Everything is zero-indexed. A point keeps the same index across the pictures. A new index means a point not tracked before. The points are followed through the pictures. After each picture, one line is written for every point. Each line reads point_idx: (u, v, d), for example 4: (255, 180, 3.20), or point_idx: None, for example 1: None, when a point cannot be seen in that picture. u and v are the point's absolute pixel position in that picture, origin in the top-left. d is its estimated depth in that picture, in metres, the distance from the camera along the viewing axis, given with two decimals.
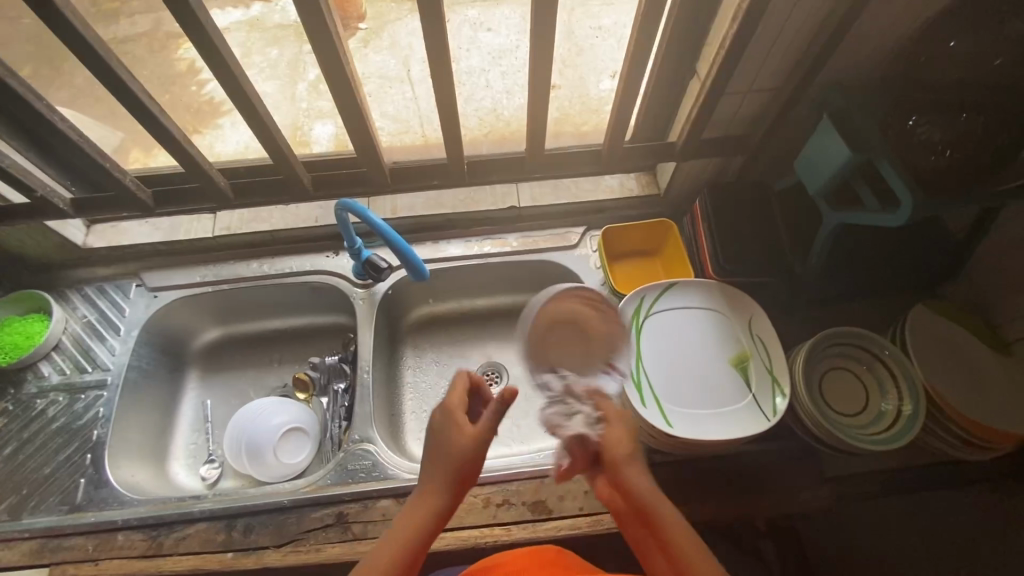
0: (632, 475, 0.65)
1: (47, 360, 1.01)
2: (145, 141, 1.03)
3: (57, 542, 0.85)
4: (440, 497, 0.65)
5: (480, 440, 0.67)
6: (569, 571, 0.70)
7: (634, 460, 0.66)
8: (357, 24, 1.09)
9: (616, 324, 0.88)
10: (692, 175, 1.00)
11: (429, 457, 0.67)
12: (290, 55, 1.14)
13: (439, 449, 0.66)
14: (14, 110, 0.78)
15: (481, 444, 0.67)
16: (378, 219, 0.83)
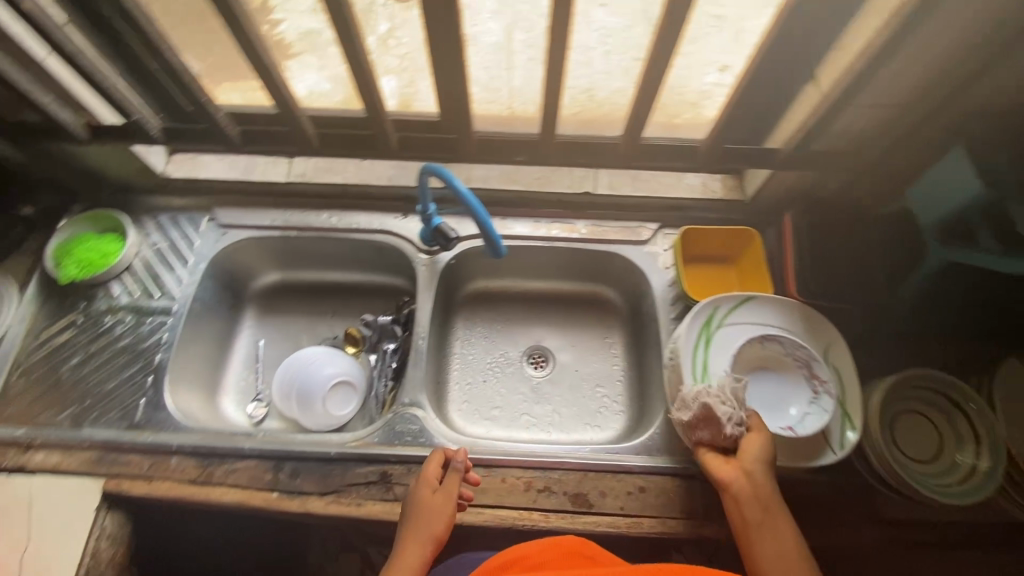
0: (761, 480, 0.69)
1: (119, 280, 1.04)
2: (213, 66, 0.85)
3: (114, 456, 0.89)
4: (411, 556, 0.72)
5: (446, 501, 0.77)
6: (593, 562, 0.68)
7: (763, 461, 0.71)
8: None
9: (686, 330, 0.85)
10: (784, 186, 0.95)
11: (402, 537, 0.75)
12: None
13: (413, 510, 0.77)
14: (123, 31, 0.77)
15: (448, 511, 0.76)
16: (464, 187, 0.81)
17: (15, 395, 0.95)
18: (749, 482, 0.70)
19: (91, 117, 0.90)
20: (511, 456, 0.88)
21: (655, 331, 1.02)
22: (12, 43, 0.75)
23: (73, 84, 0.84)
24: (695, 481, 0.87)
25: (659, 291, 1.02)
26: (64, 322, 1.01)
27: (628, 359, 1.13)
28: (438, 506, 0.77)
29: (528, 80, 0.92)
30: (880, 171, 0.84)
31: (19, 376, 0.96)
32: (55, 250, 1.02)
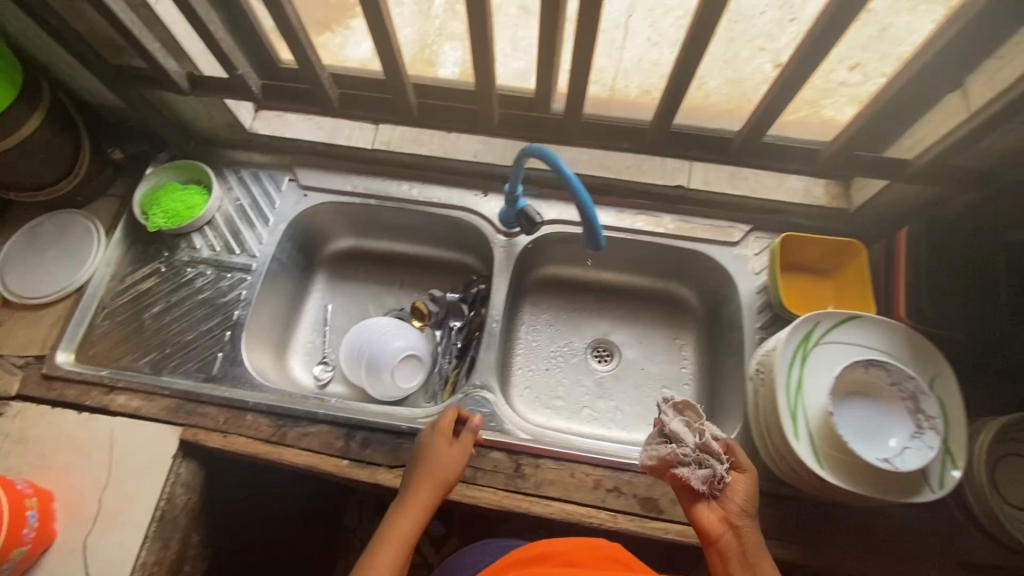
0: (747, 533, 0.68)
1: (201, 233, 1.04)
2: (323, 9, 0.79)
3: (192, 407, 0.90)
4: (415, 513, 0.73)
5: (457, 460, 0.78)
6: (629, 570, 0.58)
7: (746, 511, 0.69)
8: None
9: (781, 345, 0.81)
10: (899, 200, 0.89)
11: (413, 479, 0.77)
12: None
13: (425, 466, 0.77)
14: None
15: (459, 466, 0.78)
16: (571, 171, 0.78)
17: (99, 335, 0.97)
18: (737, 534, 0.68)
19: (193, 67, 0.89)
20: (581, 452, 0.86)
21: (738, 338, 0.98)
22: None
23: (180, 32, 0.83)
24: (772, 500, 0.83)
25: (747, 297, 0.98)
26: (148, 270, 1.02)
27: (699, 363, 1.08)
28: (453, 454, 0.79)
29: (640, 63, 0.86)
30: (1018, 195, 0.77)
31: (103, 318, 0.98)
32: (143, 198, 1.03)
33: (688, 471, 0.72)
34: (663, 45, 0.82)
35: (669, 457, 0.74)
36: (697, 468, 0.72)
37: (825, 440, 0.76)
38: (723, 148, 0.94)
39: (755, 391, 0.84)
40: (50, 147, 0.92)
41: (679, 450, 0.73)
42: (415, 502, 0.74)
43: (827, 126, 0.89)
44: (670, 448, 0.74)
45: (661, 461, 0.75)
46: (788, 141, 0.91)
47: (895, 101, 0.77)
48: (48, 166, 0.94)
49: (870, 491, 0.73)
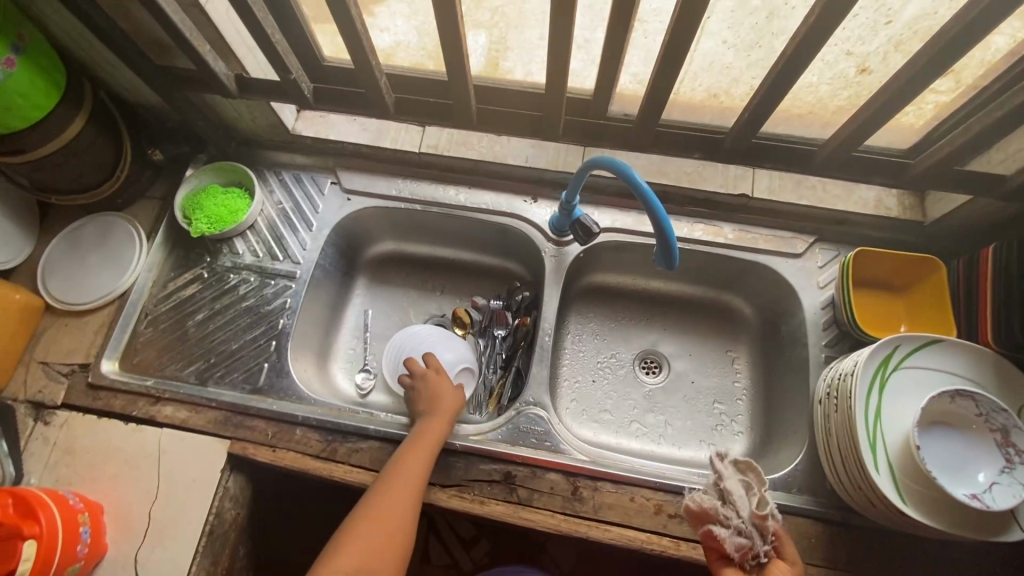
0: None
1: (243, 238, 1.02)
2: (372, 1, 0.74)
3: (240, 419, 0.88)
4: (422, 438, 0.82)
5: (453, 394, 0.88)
6: None
7: None
8: None
9: (858, 370, 0.77)
10: (985, 215, 0.84)
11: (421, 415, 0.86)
12: None
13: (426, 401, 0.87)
14: None
15: (456, 396, 0.88)
16: (645, 184, 0.74)
17: (143, 343, 0.95)
18: None
19: (241, 69, 0.85)
20: (641, 475, 0.83)
21: (800, 356, 0.94)
22: None
23: (229, 31, 0.79)
24: (840, 529, 0.80)
25: (811, 314, 0.93)
26: (190, 276, 1.00)
27: (753, 378, 1.04)
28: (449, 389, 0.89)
29: (711, 66, 0.81)
30: None
31: (147, 325, 0.96)
32: (184, 201, 1.00)
33: (725, 534, 0.63)
34: (740, 49, 0.77)
35: (709, 511, 0.65)
36: (738, 533, 0.63)
37: (908, 473, 0.72)
38: (804, 159, 0.89)
39: (828, 417, 0.80)
40: (94, 149, 0.89)
41: (724, 509, 0.65)
42: (428, 425, 0.83)
43: (909, 135, 0.84)
44: (713, 502, 0.65)
45: (699, 512, 0.66)
46: (872, 150, 0.85)
47: (999, 112, 0.71)
48: (92, 169, 0.91)
49: (955, 529, 0.69)
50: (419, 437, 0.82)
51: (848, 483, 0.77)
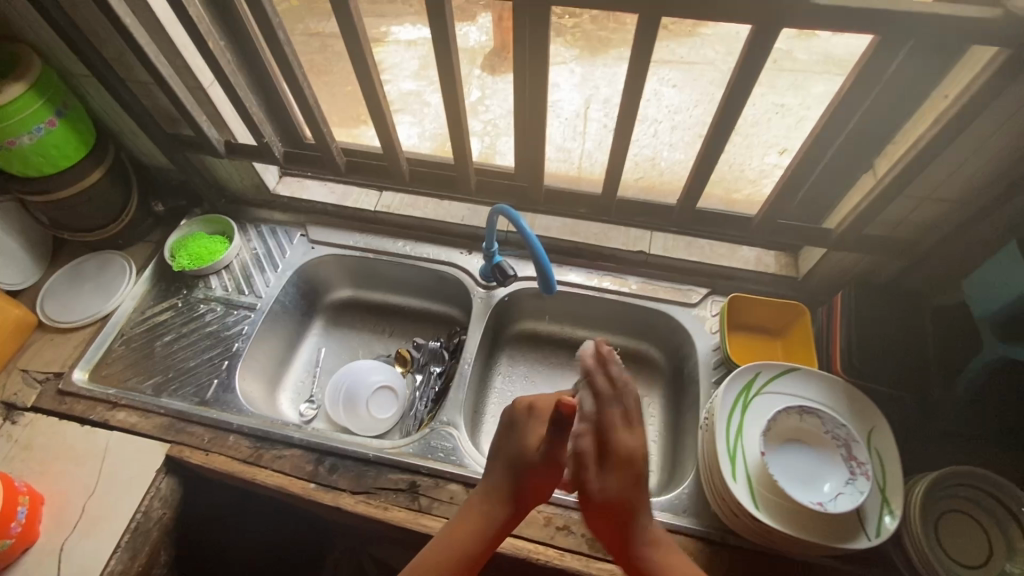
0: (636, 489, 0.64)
1: (217, 275, 1.19)
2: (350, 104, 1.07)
3: (181, 426, 0.98)
4: (497, 499, 0.68)
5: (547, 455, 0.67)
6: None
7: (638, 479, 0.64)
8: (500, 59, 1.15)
9: (723, 393, 0.86)
10: (838, 268, 0.98)
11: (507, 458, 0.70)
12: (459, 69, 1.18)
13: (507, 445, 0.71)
14: (263, 66, 0.93)
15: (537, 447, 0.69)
16: (530, 230, 0.89)
17: (113, 359, 1.08)
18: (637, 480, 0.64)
19: (230, 136, 1.08)
20: None
21: (695, 392, 1.03)
22: (188, 70, 0.94)
23: (224, 109, 1.03)
24: (719, 547, 0.84)
25: (703, 354, 1.04)
26: (166, 304, 1.16)
27: (664, 420, 1.10)
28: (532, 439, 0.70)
29: (600, 145, 1.05)
30: (936, 262, 0.85)
31: (120, 344, 1.10)
32: (173, 243, 1.19)
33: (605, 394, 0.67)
34: None
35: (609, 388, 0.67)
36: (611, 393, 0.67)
37: (762, 483, 0.79)
38: (665, 215, 1.00)
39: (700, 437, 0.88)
40: (106, 196, 1.11)
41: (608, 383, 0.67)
42: (499, 479, 0.70)
43: None
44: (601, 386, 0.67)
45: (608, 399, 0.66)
46: (721, 211, 0.97)
47: (817, 179, 0.88)
48: (103, 211, 1.12)
49: (803, 535, 0.75)
50: (483, 493, 0.70)
51: (716, 498, 0.82)
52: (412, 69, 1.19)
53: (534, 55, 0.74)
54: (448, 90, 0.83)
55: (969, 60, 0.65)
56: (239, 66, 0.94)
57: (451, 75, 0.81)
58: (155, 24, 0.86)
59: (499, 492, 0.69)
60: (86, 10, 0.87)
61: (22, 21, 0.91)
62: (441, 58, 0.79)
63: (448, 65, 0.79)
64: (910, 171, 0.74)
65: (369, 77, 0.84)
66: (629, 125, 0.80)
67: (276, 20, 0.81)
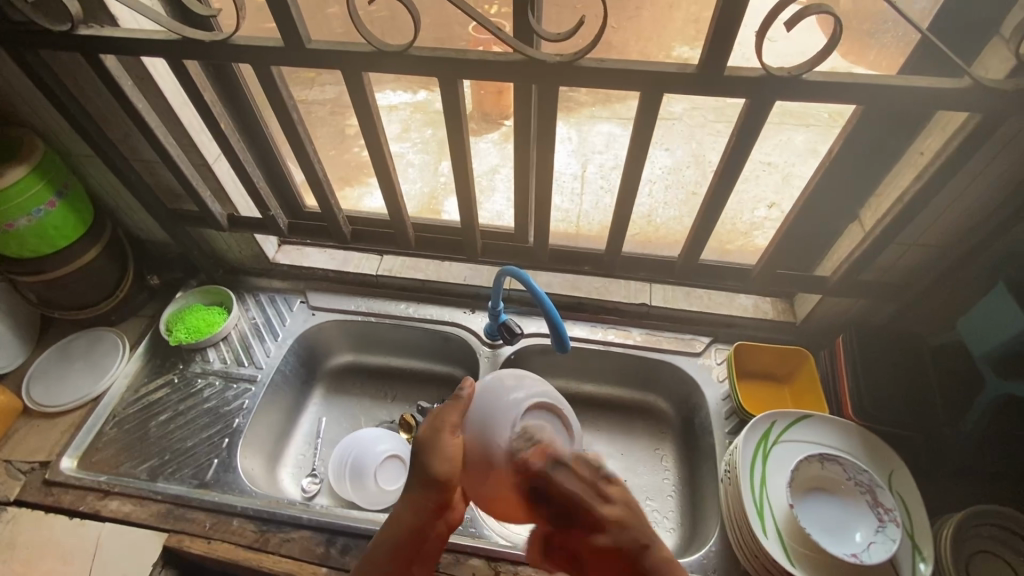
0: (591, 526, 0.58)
1: (215, 348, 1.16)
2: None
3: (181, 512, 0.93)
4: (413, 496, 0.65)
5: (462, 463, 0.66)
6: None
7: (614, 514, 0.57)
8: (502, 120, 1.04)
9: (741, 444, 0.86)
10: (835, 313, 1.01)
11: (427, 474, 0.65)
12: (442, 135, 1.11)
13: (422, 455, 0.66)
14: (269, 141, 0.95)
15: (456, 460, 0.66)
16: (540, 290, 0.90)
17: (104, 442, 1.03)
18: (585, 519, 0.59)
19: (233, 209, 1.08)
20: None
21: (710, 443, 1.02)
22: (194, 149, 0.95)
23: (228, 184, 1.04)
24: None
25: (714, 404, 1.04)
26: (162, 381, 1.12)
27: (681, 474, 1.08)
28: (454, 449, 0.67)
29: (597, 205, 1.09)
30: (931, 305, 0.89)
31: (112, 426, 1.05)
32: (169, 317, 1.17)
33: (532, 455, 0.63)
34: None
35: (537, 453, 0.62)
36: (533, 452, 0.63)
37: (792, 537, 0.78)
38: (667, 269, 1.03)
39: (723, 491, 0.87)
40: (102, 273, 1.09)
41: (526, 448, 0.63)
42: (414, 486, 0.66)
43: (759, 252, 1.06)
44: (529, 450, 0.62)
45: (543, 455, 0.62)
46: (719, 262, 1.02)
47: (807, 230, 0.93)
48: (98, 287, 1.10)
49: None
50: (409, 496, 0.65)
51: (747, 555, 0.80)
52: (395, 130, 1.10)
53: (542, 130, 0.78)
54: (458, 160, 0.86)
55: (940, 123, 0.72)
56: (246, 143, 0.96)
57: (460, 146, 0.84)
58: (166, 107, 0.89)
59: (421, 505, 0.65)
60: (95, 97, 0.89)
61: (31, 110, 0.92)
62: (450, 131, 0.82)
63: (458, 137, 0.82)
64: (898, 223, 0.78)
65: (378, 150, 0.87)
66: (633, 189, 0.84)
67: (289, 101, 0.84)
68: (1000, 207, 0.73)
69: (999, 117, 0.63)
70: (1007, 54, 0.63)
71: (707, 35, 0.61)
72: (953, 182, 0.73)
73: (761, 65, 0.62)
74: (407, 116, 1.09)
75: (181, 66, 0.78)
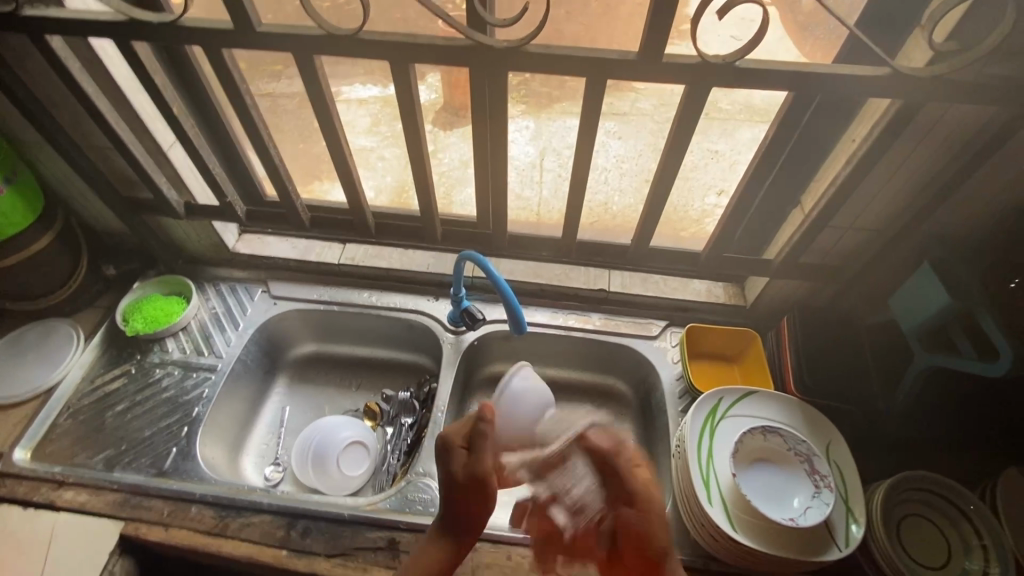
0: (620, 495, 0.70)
1: (174, 337, 1.15)
2: (316, 163, 1.09)
3: (138, 500, 0.92)
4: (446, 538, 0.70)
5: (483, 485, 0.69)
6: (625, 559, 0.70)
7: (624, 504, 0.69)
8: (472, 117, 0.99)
9: (690, 420, 0.90)
10: (781, 295, 1.06)
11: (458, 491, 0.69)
12: None
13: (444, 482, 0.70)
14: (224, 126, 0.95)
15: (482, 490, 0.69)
16: (498, 275, 0.93)
17: (58, 434, 1.01)
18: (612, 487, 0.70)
19: (190, 197, 1.08)
20: (517, 534, 0.89)
21: (664, 422, 1.06)
22: (148, 134, 0.94)
23: (185, 171, 1.03)
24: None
25: (668, 384, 1.08)
26: (119, 371, 1.10)
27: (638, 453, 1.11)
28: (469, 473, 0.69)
29: (557, 193, 1.11)
30: (865, 285, 0.94)
31: (66, 417, 1.04)
32: (126, 306, 1.15)
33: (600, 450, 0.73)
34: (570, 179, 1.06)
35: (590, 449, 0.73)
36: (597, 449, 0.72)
37: (736, 505, 0.82)
38: (620, 255, 1.09)
39: (674, 466, 0.90)
40: (54, 262, 1.07)
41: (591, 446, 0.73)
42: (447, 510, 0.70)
43: None
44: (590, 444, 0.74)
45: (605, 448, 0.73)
46: (672, 248, 1.07)
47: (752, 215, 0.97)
48: (51, 276, 1.08)
49: (782, 553, 0.78)
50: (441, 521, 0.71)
51: (695, 525, 0.84)
52: (363, 124, 1.05)
53: (495, 116, 0.80)
54: (413, 145, 0.88)
55: (868, 109, 0.76)
56: (201, 126, 0.96)
57: (414, 129, 0.86)
58: (116, 91, 0.88)
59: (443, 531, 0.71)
60: (43, 80, 0.87)
61: None
62: (404, 115, 0.84)
63: (413, 123, 0.85)
64: (832, 206, 0.83)
65: (334, 135, 0.89)
66: (584, 173, 0.88)
67: (242, 84, 0.84)
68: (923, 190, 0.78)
69: (917, 103, 0.67)
70: (924, 45, 0.68)
71: (646, 25, 0.64)
72: (879, 166, 0.78)
73: (697, 51, 0.65)
74: (378, 110, 1.03)
75: (130, 47, 0.78)
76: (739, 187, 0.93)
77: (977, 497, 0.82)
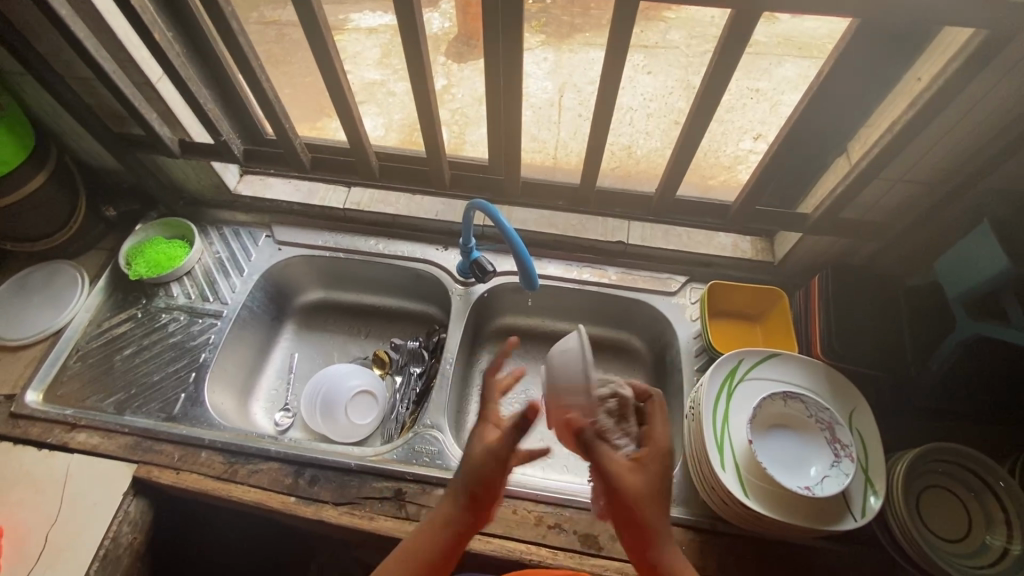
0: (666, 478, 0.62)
1: (179, 282, 1.12)
2: None
3: (149, 444, 0.93)
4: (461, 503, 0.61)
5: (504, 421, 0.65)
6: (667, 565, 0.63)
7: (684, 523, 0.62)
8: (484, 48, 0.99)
9: (707, 382, 0.86)
10: (814, 252, 0.99)
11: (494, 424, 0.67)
12: None
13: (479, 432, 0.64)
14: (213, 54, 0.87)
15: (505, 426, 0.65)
16: (508, 224, 0.86)
17: (69, 377, 1.02)
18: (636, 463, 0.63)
19: (185, 134, 1.01)
20: (522, 488, 0.88)
21: (678, 380, 1.02)
22: (133, 65, 0.87)
23: (177, 108, 0.97)
24: (711, 537, 0.84)
25: (685, 342, 1.03)
26: (126, 315, 1.09)
27: None
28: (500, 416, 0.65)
29: (575, 134, 1.03)
30: (909, 244, 0.86)
31: (76, 360, 1.04)
32: (128, 249, 1.12)
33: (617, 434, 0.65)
34: None
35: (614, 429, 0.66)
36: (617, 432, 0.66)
37: (750, 470, 0.79)
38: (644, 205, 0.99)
39: (687, 428, 0.87)
40: (52, 203, 1.04)
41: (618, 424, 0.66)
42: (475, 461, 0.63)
43: None
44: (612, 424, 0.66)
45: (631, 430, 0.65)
46: (697, 199, 0.98)
47: (790, 164, 0.88)
48: (49, 218, 1.05)
49: (795, 520, 0.76)
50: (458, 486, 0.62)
51: (706, 489, 0.82)
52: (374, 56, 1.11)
53: (508, 45, 0.72)
54: (415, 75, 0.80)
55: (943, 40, 0.65)
56: (188, 56, 0.89)
57: (417, 57, 0.77)
58: (95, 17, 0.80)
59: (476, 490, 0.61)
60: (16, 5, 0.80)
61: None
62: (405, 42, 0.76)
63: (415, 53, 0.77)
64: (883, 157, 0.74)
65: (328, 62, 0.81)
66: (607, 114, 0.80)
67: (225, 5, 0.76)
68: (993, 140, 0.68)
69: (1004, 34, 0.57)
70: None
71: None
72: (945, 111, 0.68)
73: None
74: None
75: None
76: (778, 133, 0.84)
77: (1007, 473, 0.78)
